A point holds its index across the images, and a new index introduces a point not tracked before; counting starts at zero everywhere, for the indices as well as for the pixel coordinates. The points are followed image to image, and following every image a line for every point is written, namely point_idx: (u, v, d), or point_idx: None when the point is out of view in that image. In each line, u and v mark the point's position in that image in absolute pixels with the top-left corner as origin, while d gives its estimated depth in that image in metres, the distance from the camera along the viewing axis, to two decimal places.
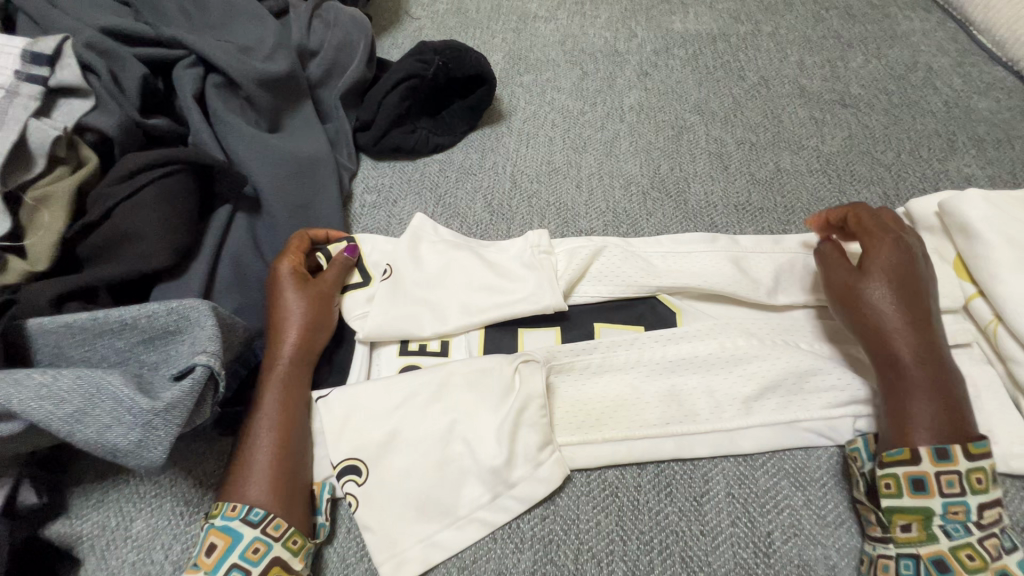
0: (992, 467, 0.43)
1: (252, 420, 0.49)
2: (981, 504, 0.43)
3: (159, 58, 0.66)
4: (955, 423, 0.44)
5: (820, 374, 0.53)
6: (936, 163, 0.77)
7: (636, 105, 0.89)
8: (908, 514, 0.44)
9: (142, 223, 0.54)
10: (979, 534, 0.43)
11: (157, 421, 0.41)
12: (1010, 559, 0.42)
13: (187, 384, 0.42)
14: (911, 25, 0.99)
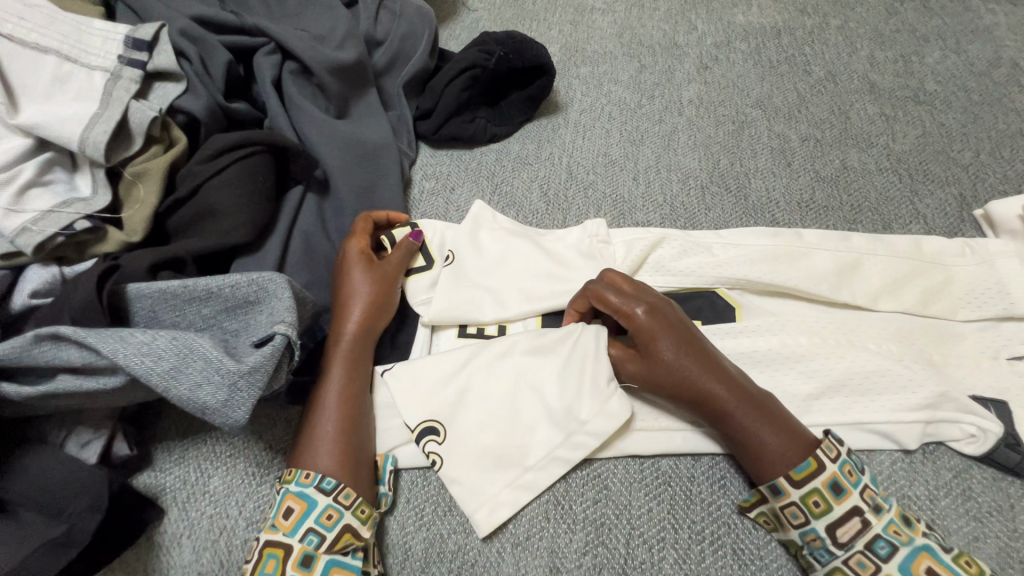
0: (823, 484, 0.43)
1: (318, 393, 0.51)
2: (830, 525, 0.43)
3: (242, 45, 0.69)
4: (787, 446, 0.45)
5: (887, 375, 0.52)
6: (1019, 164, 0.73)
7: (695, 98, 0.88)
8: (789, 546, 0.46)
9: (226, 201, 0.57)
10: (845, 555, 0.42)
11: (242, 382, 0.44)
12: (887, 567, 0.41)
13: (269, 350, 0.45)
14: (995, 19, 0.94)
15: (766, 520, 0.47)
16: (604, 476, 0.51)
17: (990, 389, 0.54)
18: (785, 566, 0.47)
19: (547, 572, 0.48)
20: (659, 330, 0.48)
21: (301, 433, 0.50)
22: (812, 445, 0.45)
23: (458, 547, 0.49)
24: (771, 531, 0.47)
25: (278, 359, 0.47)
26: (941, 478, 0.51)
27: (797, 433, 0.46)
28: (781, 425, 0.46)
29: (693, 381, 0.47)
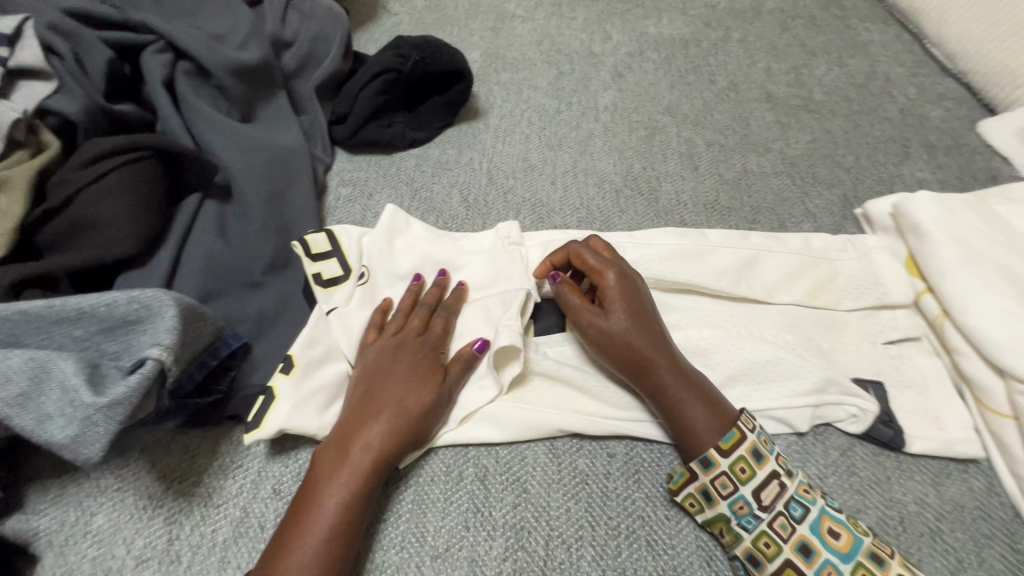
0: (747, 450, 0.46)
1: (311, 500, 0.46)
2: (754, 490, 0.45)
3: (127, 43, 0.64)
4: (709, 423, 0.48)
5: (779, 365, 0.56)
6: (892, 167, 0.81)
7: (610, 105, 0.91)
8: (716, 523, 0.47)
9: (106, 210, 0.53)
10: (767, 517, 0.45)
11: (98, 416, 0.39)
12: (802, 525, 0.44)
13: (135, 379, 0.41)
14: (870, 36, 1.04)
15: (693, 500, 0.48)
16: (523, 479, 0.51)
17: (869, 370, 0.59)
18: (692, 555, 0.48)
19: None
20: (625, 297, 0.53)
21: (279, 539, 0.44)
22: (732, 420, 0.48)
23: (372, 567, 0.47)
24: (696, 512, 0.48)
25: (149, 387, 0.42)
26: (830, 457, 0.54)
27: (723, 412, 0.49)
28: (710, 405, 0.49)
29: (644, 343, 0.51)
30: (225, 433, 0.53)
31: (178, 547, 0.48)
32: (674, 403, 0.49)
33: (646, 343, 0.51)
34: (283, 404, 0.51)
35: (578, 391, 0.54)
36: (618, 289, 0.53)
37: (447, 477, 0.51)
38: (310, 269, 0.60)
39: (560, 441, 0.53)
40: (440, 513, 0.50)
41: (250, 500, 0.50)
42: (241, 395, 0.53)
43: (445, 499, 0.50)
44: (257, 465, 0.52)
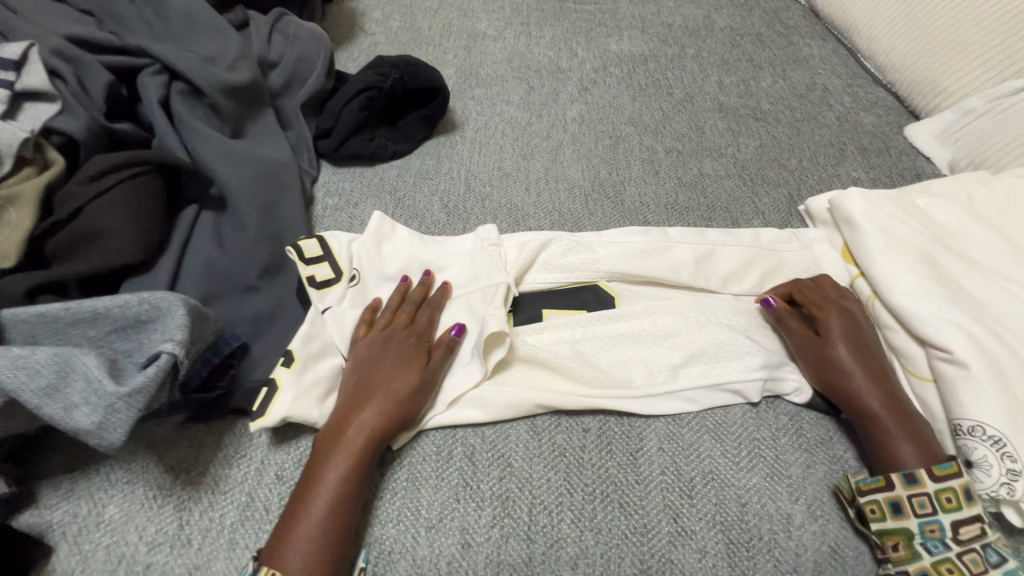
0: (960, 486, 0.50)
1: (313, 480, 0.50)
2: (954, 521, 0.50)
3: (124, 66, 0.68)
4: (920, 446, 0.53)
5: (735, 344, 0.63)
6: (831, 168, 0.90)
7: (578, 117, 0.98)
8: (895, 536, 0.50)
9: (111, 221, 0.56)
10: (960, 551, 0.49)
11: (121, 403, 0.43)
12: (996, 571, 0.48)
13: (153, 370, 0.45)
14: (810, 51, 1.15)
15: (876, 508, 0.51)
16: (507, 455, 0.57)
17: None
18: (659, 514, 0.54)
19: (458, 548, 0.51)
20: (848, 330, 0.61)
21: (286, 518, 0.48)
22: (934, 452, 0.53)
23: (370, 540, 0.51)
24: (873, 519, 0.51)
25: (164, 378, 0.46)
26: (782, 421, 0.60)
27: (928, 438, 0.54)
28: (918, 437, 0.54)
29: (880, 373, 0.58)
30: (229, 426, 0.57)
31: (188, 532, 0.51)
32: (884, 427, 0.55)
33: (878, 372, 0.58)
34: (285, 395, 0.56)
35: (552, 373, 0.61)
36: (846, 330, 0.60)
37: (437, 456, 0.56)
38: (305, 271, 0.65)
39: (540, 419, 0.59)
40: (432, 489, 0.54)
41: (255, 485, 0.54)
42: (242, 390, 0.57)
43: (436, 476, 0.55)
44: (260, 454, 0.56)
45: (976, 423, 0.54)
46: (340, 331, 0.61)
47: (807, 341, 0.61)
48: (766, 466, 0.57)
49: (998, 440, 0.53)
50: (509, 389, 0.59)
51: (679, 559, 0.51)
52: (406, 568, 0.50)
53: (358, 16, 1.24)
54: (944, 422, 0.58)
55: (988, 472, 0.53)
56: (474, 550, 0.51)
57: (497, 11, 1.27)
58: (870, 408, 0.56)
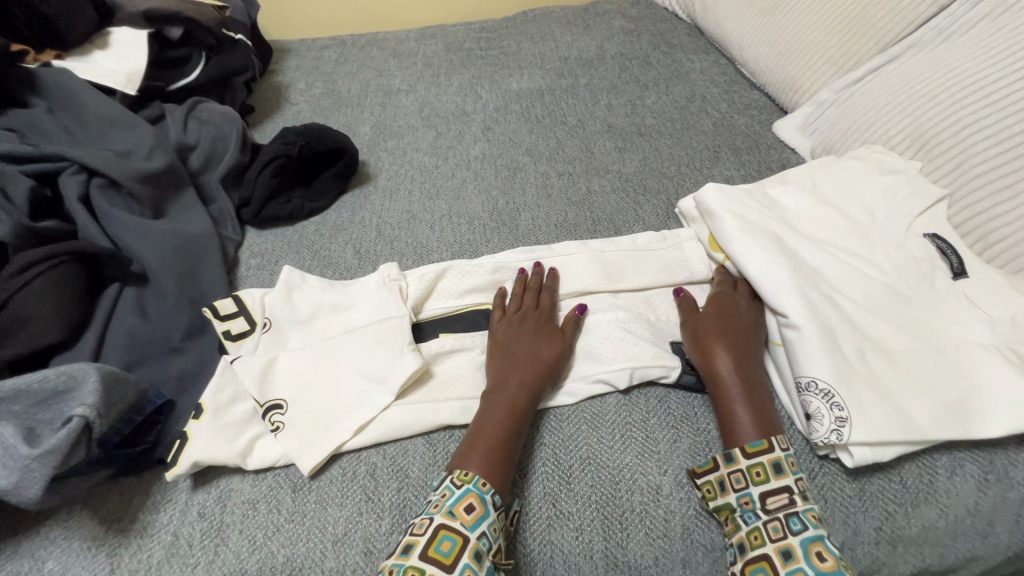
0: (769, 460, 0.58)
1: (476, 441, 0.60)
2: (763, 493, 0.57)
3: (47, 170, 0.77)
4: (760, 426, 0.61)
5: (603, 346, 0.71)
6: (706, 170, 0.99)
7: (480, 154, 1.08)
8: (722, 511, 0.57)
9: (35, 307, 0.64)
10: (767, 520, 0.55)
11: (36, 463, 0.50)
12: (794, 537, 0.54)
13: (65, 432, 0.52)
14: (692, 66, 1.26)
15: (710, 487, 0.59)
16: (406, 467, 0.63)
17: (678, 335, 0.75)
18: (541, 502, 0.60)
19: (362, 556, 0.57)
20: (721, 316, 0.70)
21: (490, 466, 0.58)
22: (774, 431, 0.60)
23: (286, 559, 0.57)
24: (709, 498, 0.59)
25: (78, 438, 0.53)
26: (652, 404, 0.67)
27: (769, 418, 0.62)
28: (761, 416, 0.61)
29: (740, 356, 0.66)
30: (156, 477, 0.63)
31: (119, 574, 0.57)
32: (732, 406, 0.62)
33: (739, 356, 0.66)
34: (197, 443, 0.62)
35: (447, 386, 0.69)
36: (727, 316, 0.70)
37: (343, 477, 0.63)
38: (220, 327, 0.73)
39: (436, 432, 0.66)
40: (339, 506, 0.61)
41: (180, 525, 0.60)
42: (166, 442, 0.64)
43: (342, 494, 0.61)
44: (184, 497, 0.62)
45: (811, 378, 0.61)
46: (252, 376, 0.68)
47: (689, 324, 0.72)
48: (636, 445, 0.63)
49: (827, 392, 0.60)
50: (407, 405, 0.66)
51: (558, 539, 0.58)
52: None
53: (283, 90, 1.36)
54: (791, 382, 0.65)
55: (821, 421, 0.59)
56: (375, 556, 0.57)
57: (409, 67, 1.39)
58: (726, 386, 0.64)
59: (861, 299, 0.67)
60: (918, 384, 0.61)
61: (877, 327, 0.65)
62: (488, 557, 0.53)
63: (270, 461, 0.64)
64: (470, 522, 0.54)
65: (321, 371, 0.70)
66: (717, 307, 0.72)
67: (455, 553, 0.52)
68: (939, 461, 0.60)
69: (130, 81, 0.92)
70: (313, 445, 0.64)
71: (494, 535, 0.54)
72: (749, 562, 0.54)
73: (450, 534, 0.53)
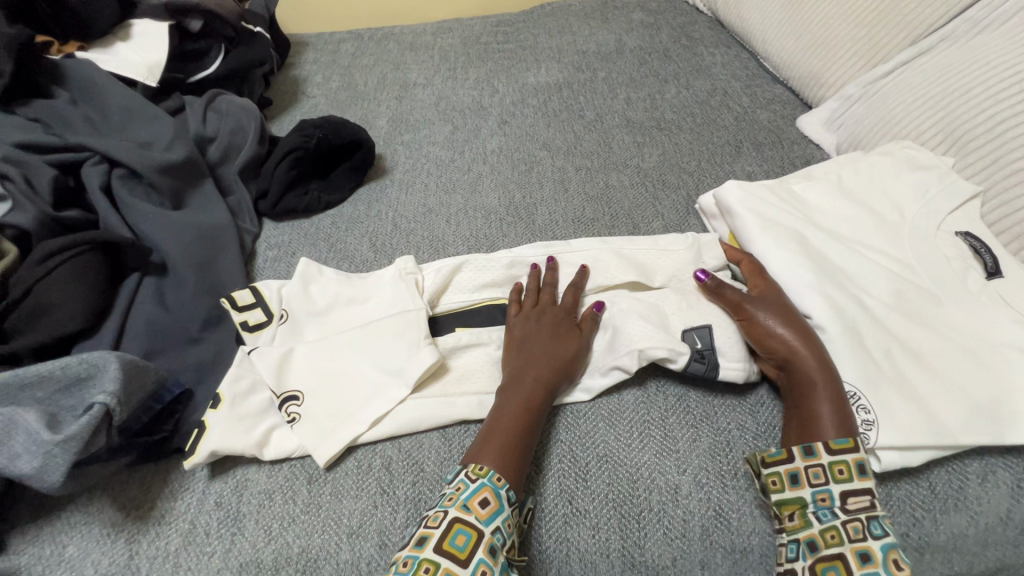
0: (853, 459, 0.54)
1: (490, 440, 0.59)
2: (844, 492, 0.54)
3: (69, 160, 0.78)
4: (843, 419, 0.56)
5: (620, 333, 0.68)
6: (727, 165, 0.97)
7: (496, 148, 1.07)
8: (790, 505, 0.54)
9: (57, 296, 0.65)
10: (845, 520, 0.52)
11: (57, 450, 0.50)
12: (874, 541, 0.50)
13: (86, 419, 0.52)
14: (713, 59, 1.24)
15: (778, 479, 0.55)
16: (421, 461, 0.63)
17: (697, 319, 0.70)
18: (559, 500, 0.59)
19: (376, 549, 0.57)
20: (780, 305, 0.64)
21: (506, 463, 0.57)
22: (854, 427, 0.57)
23: (301, 549, 0.57)
24: (774, 489, 0.55)
25: (98, 425, 0.54)
26: (669, 402, 0.66)
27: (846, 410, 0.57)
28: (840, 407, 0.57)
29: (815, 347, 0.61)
30: (173, 465, 0.64)
31: (137, 560, 0.57)
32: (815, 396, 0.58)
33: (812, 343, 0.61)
34: (214, 432, 0.62)
35: (463, 381, 0.68)
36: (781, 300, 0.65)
37: (358, 469, 0.63)
38: (238, 318, 0.73)
39: (451, 427, 0.66)
40: (354, 498, 0.60)
41: (197, 513, 0.60)
42: (183, 431, 0.64)
43: (357, 487, 0.61)
44: (202, 486, 0.62)
45: (836, 380, 0.60)
46: (268, 366, 0.68)
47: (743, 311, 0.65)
48: (655, 444, 0.62)
49: (853, 394, 0.58)
50: (422, 400, 0.66)
51: (575, 537, 0.57)
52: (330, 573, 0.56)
53: (300, 83, 1.37)
54: None
55: None
56: (390, 550, 0.57)
57: (426, 60, 1.38)
58: (808, 377, 0.59)
59: (889, 299, 0.65)
60: (950, 388, 0.59)
61: (906, 328, 0.63)
62: (503, 552, 0.52)
63: (285, 452, 0.64)
64: (484, 516, 0.53)
65: (337, 364, 0.70)
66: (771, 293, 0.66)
67: (469, 548, 0.51)
68: (970, 467, 0.58)
69: (152, 72, 0.93)
70: (329, 438, 0.63)
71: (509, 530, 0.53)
72: (820, 560, 0.51)
73: (464, 528, 0.52)
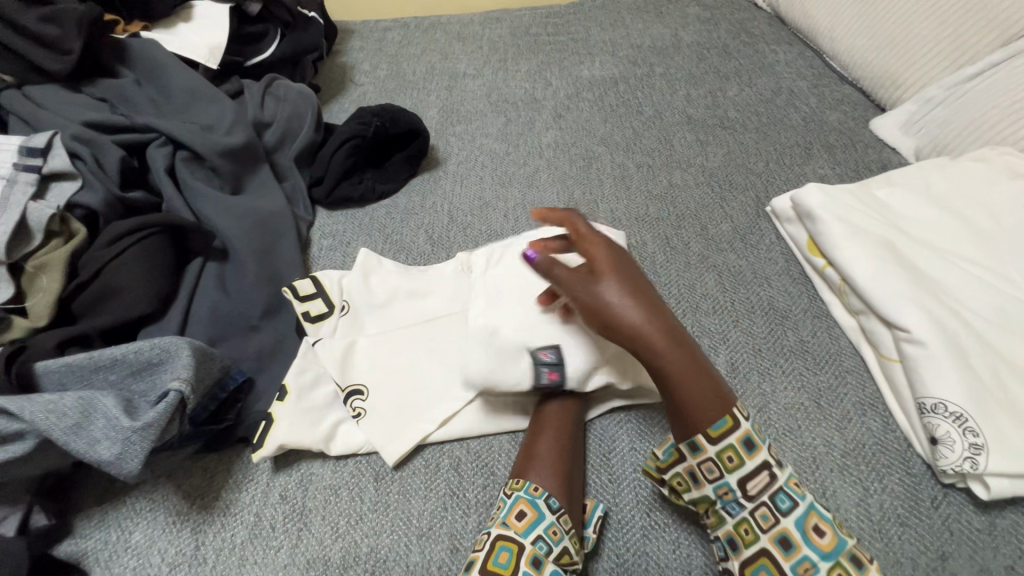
0: (738, 440, 0.50)
1: (535, 455, 0.58)
2: (741, 479, 0.50)
3: (135, 141, 0.77)
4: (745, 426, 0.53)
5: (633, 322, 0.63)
6: (797, 167, 0.93)
7: (552, 142, 1.04)
8: (701, 503, 0.52)
9: (126, 278, 0.64)
10: (751, 507, 0.49)
11: (136, 436, 0.50)
12: (786, 520, 0.48)
13: (162, 406, 0.51)
14: (776, 57, 1.19)
15: (681, 479, 0.53)
16: (491, 464, 0.61)
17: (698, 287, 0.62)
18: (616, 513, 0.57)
19: (448, 553, 0.55)
20: (624, 288, 0.54)
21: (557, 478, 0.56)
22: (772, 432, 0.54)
23: (370, 549, 0.56)
24: (681, 491, 0.53)
25: (173, 413, 0.53)
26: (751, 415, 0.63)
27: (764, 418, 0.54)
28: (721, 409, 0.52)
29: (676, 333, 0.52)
30: (237, 455, 0.63)
31: (204, 551, 0.56)
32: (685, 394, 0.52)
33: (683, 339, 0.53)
34: (282, 424, 0.61)
35: None
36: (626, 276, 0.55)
37: (426, 469, 0.61)
38: (300, 308, 0.71)
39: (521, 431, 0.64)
40: (423, 499, 0.59)
41: (262, 505, 0.59)
42: (248, 421, 0.63)
43: (426, 488, 0.60)
44: (266, 477, 0.61)
45: (938, 400, 0.56)
46: (334, 359, 0.66)
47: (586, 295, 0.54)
48: None
49: (959, 416, 0.55)
50: (493, 403, 0.64)
51: (654, 551, 0.54)
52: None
53: (348, 70, 1.35)
54: (910, 400, 0.60)
55: (952, 447, 0.54)
56: (462, 554, 0.55)
57: (475, 51, 1.36)
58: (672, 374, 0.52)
59: (992, 315, 0.62)
60: None
61: (1014, 346, 0.59)
62: (549, 560, 0.51)
63: (352, 448, 0.62)
64: (522, 528, 0.52)
65: (402, 360, 0.68)
66: (604, 274, 0.55)
67: (513, 563, 0.50)
68: None
69: (213, 55, 0.92)
70: (397, 435, 0.62)
71: (554, 538, 0.52)
72: (747, 560, 0.49)
73: (506, 544, 0.51)
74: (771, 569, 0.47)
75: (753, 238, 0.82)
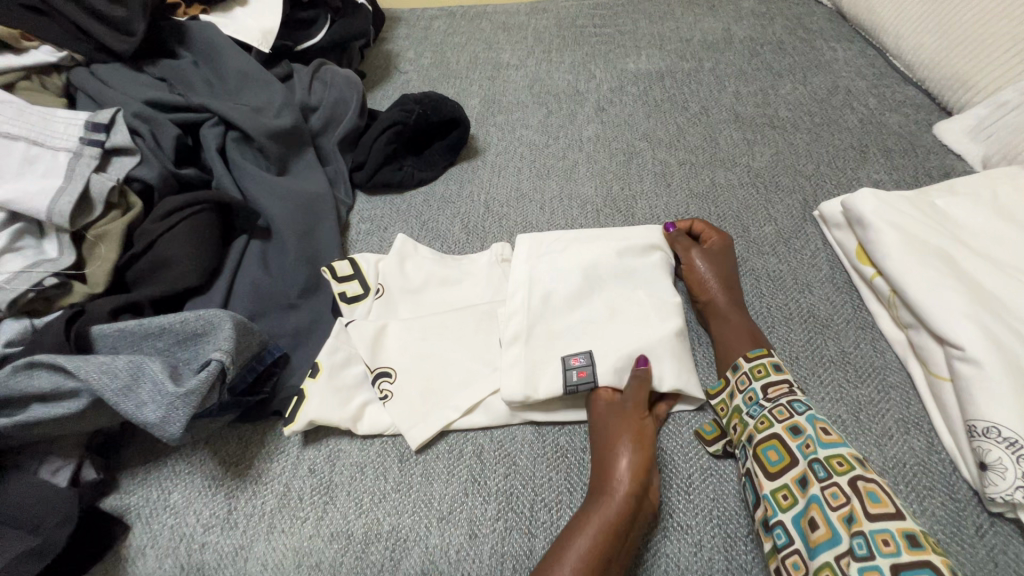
0: (769, 361, 0.61)
1: None
2: (765, 385, 0.60)
3: (189, 120, 0.81)
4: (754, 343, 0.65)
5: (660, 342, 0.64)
6: (850, 171, 0.89)
7: (594, 136, 1.03)
8: (732, 416, 0.60)
9: (176, 251, 0.67)
10: (770, 407, 0.57)
11: (179, 402, 0.52)
12: (800, 415, 0.56)
13: (204, 375, 0.53)
14: (834, 55, 1.14)
15: (723, 405, 0.62)
16: (513, 455, 0.62)
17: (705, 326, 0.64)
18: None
19: (466, 538, 0.56)
20: (719, 255, 0.74)
21: None
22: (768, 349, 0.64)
23: (392, 528, 0.57)
24: (722, 415, 0.61)
25: (214, 382, 0.55)
26: None
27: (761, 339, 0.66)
28: (749, 337, 0.66)
29: (732, 292, 0.70)
30: (270, 427, 0.65)
31: (235, 516, 0.59)
32: (727, 327, 0.67)
33: (733, 296, 0.70)
34: (312, 401, 0.63)
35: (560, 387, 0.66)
36: (716, 253, 0.74)
37: (449, 454, 0.62)
38: (337, 288, 0.73)
39: (545, 424, 0.64)
40: (445, 482, 0.60)
41: (291, 477, 0.61)
42: (281, 395, 0.65)
43: (448, 472, 0.61)
44: (296, 451, 0.63)
45: (991, 424, 0.53)
46: (364, 340, 0.67)
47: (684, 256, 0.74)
48: None
49: (1013, 442, 0.51)
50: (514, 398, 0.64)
51: (674, 553, 0.54)
52: (419, 555, 0.55)
53: (394, 57, 1.37)
54: (960, 422, 0.56)
55: (1002, 474, 0.51)
56: (480, 541, 0.56)
57: (520, 41, 1.35)
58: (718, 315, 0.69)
59: None
60: None
61: None
62: None
63: (378, 428, 0.63)
64: None
65: (429, 347, 0.68)
66: (712, 249, 0.74)
67: None
68: None
69: (265, 39, 0.94)
70: (422, 420, 0.63)
71: None
72: (760, 444, 0.55)
73: None
74: (780, 449, 0.54)
75: (798, 243, 0.79)
